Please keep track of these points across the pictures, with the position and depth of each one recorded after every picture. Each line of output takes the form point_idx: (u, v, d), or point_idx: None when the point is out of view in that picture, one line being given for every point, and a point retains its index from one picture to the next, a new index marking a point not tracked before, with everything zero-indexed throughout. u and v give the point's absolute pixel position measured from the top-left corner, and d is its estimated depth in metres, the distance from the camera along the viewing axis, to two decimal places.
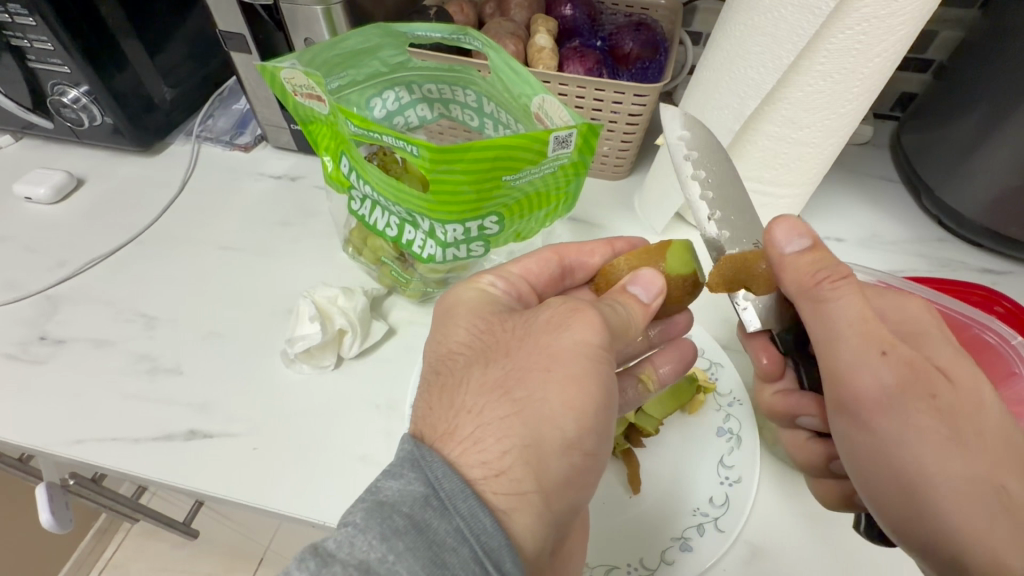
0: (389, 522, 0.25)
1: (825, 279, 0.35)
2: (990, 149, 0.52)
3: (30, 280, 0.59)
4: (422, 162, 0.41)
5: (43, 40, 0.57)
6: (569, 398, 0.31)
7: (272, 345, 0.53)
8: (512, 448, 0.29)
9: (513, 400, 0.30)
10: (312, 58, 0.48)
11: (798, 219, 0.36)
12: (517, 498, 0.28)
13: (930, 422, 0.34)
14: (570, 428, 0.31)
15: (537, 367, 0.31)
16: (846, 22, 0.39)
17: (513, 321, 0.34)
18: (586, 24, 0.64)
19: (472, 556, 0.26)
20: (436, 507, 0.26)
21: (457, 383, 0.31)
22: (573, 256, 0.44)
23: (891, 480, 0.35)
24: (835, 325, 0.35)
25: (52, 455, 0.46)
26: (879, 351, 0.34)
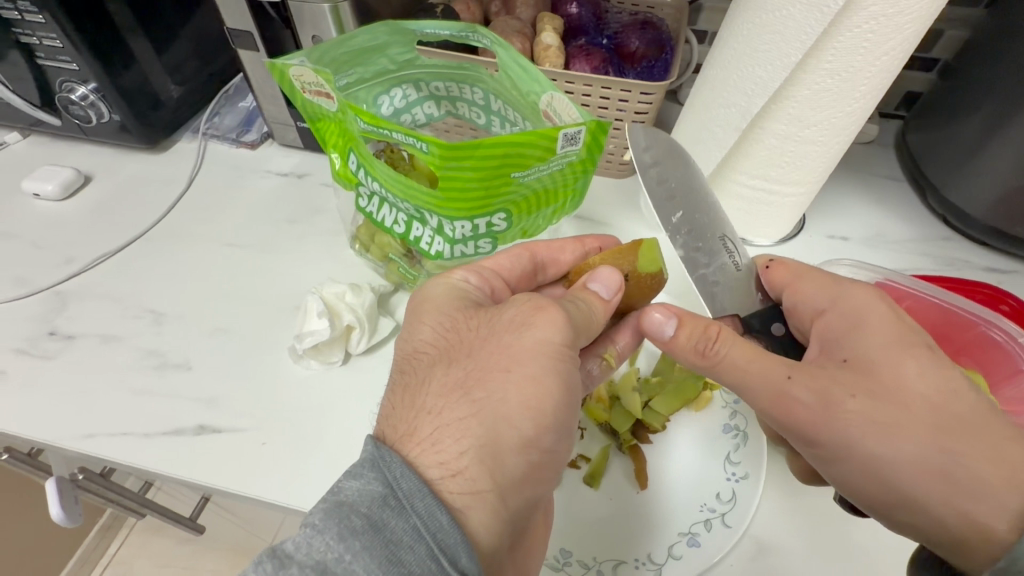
0: (347, 524, 0.25)
1: (705, 348, 0.37)
2: (995, 148, 0.52)
3: (38, 276, 0.59)
4: (431, 158, 0.42)
5: (52, 37, 0.57)
6: (525, 395, 0.31)
7: (279, 341, 0.53)
8: (469, 449, 0.29)
9: (473, 400, 0.30)
10: (321, 56, 0.48)
11: (653, 310, 0.40)
12: (471, 497, 0.29)
13: (878, 437, 0.33)
14: (530, 425, 0.31)
15: (498, 366, 0.31)
16: (854, 20, 0.39)
17: (478, 320, 0.34)
18: (592, 22, 0.65)
19: (427, 553, 0.26)
20: (394, 507, 0.26)
21: (421, 384, 0.32)
22: (543, 250, 0.44)
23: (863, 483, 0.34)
24: (735, 380, 0.37)
25: (62, 449, 0.46)
26: (785, 376, 0.35)
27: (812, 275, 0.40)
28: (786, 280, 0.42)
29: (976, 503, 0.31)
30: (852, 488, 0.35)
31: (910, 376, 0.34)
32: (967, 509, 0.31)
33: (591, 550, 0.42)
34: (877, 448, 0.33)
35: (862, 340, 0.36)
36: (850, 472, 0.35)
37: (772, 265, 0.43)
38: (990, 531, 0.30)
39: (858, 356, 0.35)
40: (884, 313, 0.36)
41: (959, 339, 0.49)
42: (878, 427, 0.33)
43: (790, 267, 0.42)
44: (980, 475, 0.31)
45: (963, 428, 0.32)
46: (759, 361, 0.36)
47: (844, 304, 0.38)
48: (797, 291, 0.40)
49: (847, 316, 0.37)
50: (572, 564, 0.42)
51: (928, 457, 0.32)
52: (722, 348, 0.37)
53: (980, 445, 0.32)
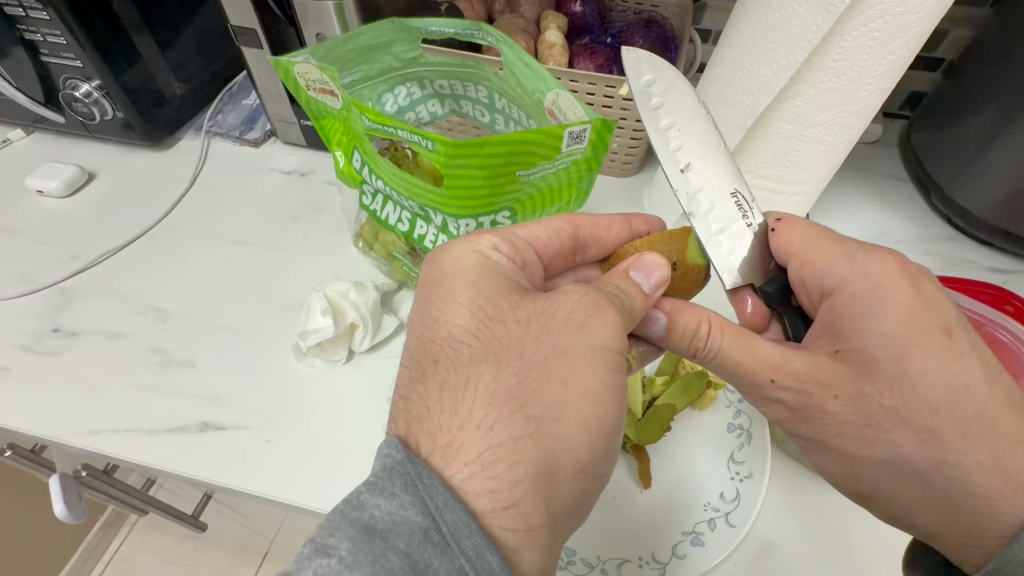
0: (381, 560, 0.24)
1: (696, 347, 0.38)
2: (1000, 149, 0.51)
3: (42, 273, 0.59)
4: (437, 156, 0.42)
5: (57, 34, 0.57)
6: (582, 417, 0.30)
7: (283, 339, 0.53)
8: (524, 477, 0.28)
9: (528, 418, 0.29)
10: (326, 54, 0.48)
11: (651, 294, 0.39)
12: (525, 534, 0.28)
13: (857, 440, 0.35)
14: (584, 448, 0.30)
15: (555, 377, 0.31)
16: (861, 18, 0.39)
17: (527, 311, 0.33)
18: (596, 21, 0.64)
19: None
20: (437, 543, 0.25)
21: (465, 385, 0.30)
22: (588, 230, 0.43)
23: (885, 481, 0.36)
24: (726, 372, 0.38)
25: (66, 446, 0.46)
26: (767, 379, 0.36)
27: (825, 244, 0.38)
28: (793, 249, 0.39)
29: (963, 501, 0.33)
30: (838, 478, 0.38)
31: (913, 377, 0.34)
32: (954, 507, 0.34)
33: (595, 548, 0.42)
34: (852, 449, 0.36)
35: (867, 332, 0.35)
36: (828, 461, 0.38)
37: (778, 223, 0.40)
38: (978, 529, 0.33)
39: (856, 351, 0.35)
40: (899, 294, 0.35)
41: None
42: (860, 431, 0.35)
43: (801, 231, 0.39)
44: (973, 480, 0.33)
45: (978, 433, 0.33)
46: (750, 357, 0.36)
47: (855, 283, 0.36)
48: (806, 263, 0.38)
49: (857, 297, 0.36)
50: (576, 562, 0.42)
51: (912, 459, 0.34)
52: (712, 342, 0.37)
53: (975, 450, 0.33)
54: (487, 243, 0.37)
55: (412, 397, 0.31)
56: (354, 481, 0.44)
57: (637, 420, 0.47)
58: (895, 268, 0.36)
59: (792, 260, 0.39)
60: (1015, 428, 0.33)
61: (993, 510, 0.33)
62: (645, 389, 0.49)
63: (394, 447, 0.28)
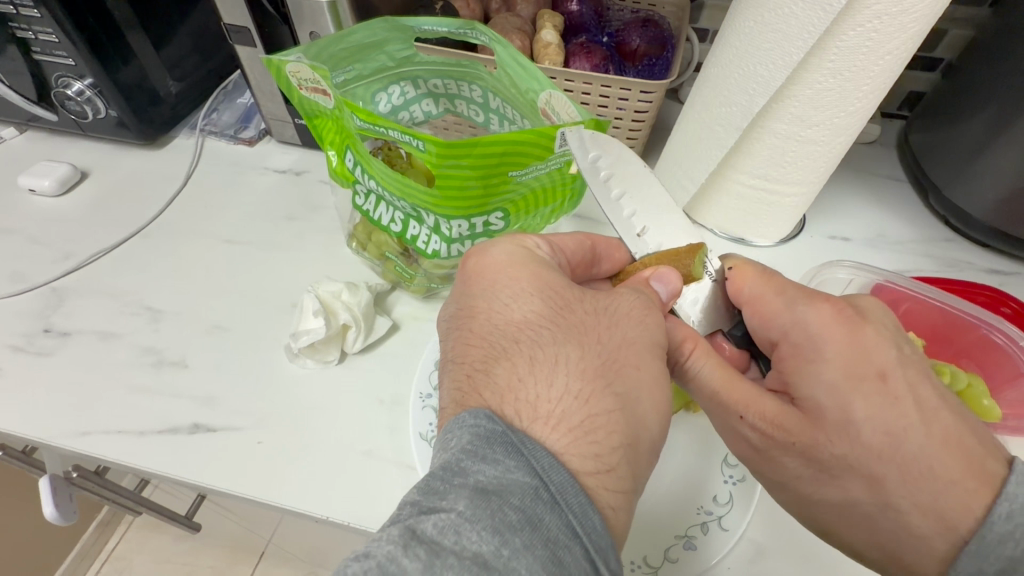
0: (500, 515, 0.23)
1: (677, 361, 0.38)
2: (999, 149, 0.51)
3: (35, 273, 0.59)
4: (429, 157, 0.41)
5: (48, 32, 0.57)
6: (654, 398, 0.31)
7: (276, 339, 0.53)
8: (620, 446, 0.28)
9: (616, 394, 0.29)
10: (318, 52, 0.47)
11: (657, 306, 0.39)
12: (620, 497, 0.27)
13: (812, 483, 0.36)
14: (652, 427, 0.30)
15: (630, 363, 0.31)
16: (857, 18, 0.39)
17: (591, 304, 0.33)
18: (593, 20, 0.64)
19: (583, 555, 0.24)
20: (548, 501, 0.24)
21: (554, 363, 0.29)
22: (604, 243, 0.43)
23: (836, 521, 0.37)
24: (706, 397, 0.38)
25: (57, 447, 0.46)
26: (737, 416, 0.37)
27: (768, 297, 0.39)
28: (744, 299, 0.41)
29: (906, 541, 0.34)
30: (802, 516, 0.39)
31: (854, 425, 0.34)
32: (899, 546, 0.34)
33: None
34: (808, 491, 0.37)
35: (809, 380, 0.36)
36: (789, 503, 0.39)
37: (732, 270, 0.42)
38: (916, 567, 0.34)
39: (806, 399, 0.36)
40: (835, 342, 0.35)
41: (962, 342, 0.50)
42: (815, 474, 0.36)
43: (752, 279, 0.40)
44: (913, 521, 0.33)
45: (912, 480, 0.33)
46: (728, 389, 0.37)
47: (794, 334, 0.37)
48: (758, 312, 0.39)
49: (797, 347, 0.37)
50: None
51: (857, 503, 0.35)
52: (693, 365, 0.38)
53: (915, 492, 0.33)
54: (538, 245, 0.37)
55: (494, 372, 0.29)
56: (347, 483, 0.44)
57: None
58: (831, 317, 0.36)
59: (746, 305, 0.41)
60: (952, 472, 0.32)
61: (928, 550, 0.33)
62: None
63: (485, 416, 0.27)
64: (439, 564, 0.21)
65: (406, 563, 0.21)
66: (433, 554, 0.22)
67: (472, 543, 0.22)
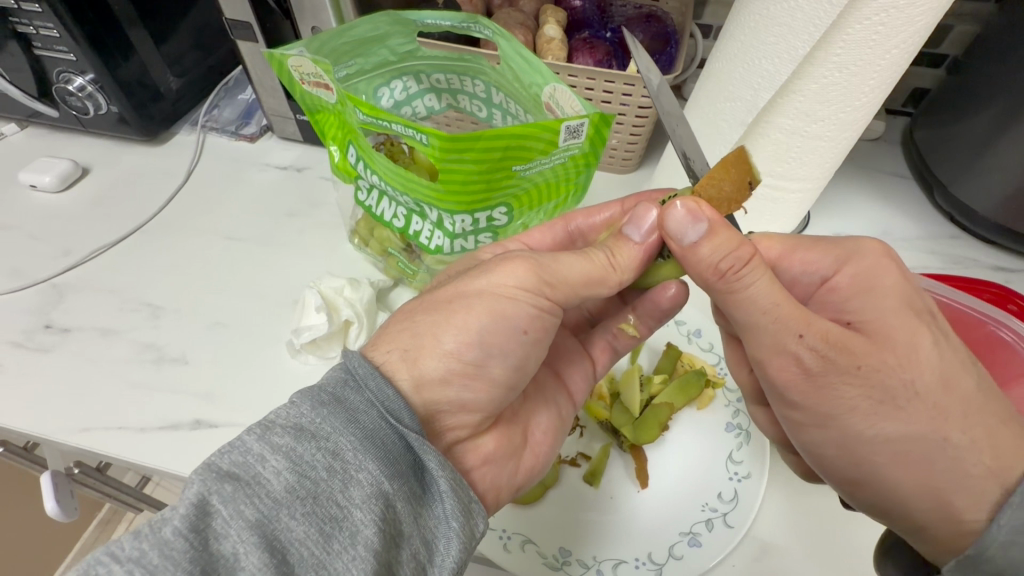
0: (355, 412, 0.29)
1: (729, 270, 0.33)
2: (1006, 145, 0.51)
3: (35, 269, 0.58)
4: (432, 151, 0.41)
5: (49, 27, 0.57)
6: (487, 331, 0.34)
7: (278, 335, 0.52)
8: (412, 346, 0.33)
9: (428, 315, 0.34)
10: (320, 46, 0.47)
11: (694, 203, 0.33)
12: (399, 360, 0.33)
13: (866, 418, 0.34)
14: (477, 355, 0.34)
15: (450, 302, 0.35)
16: (864, 11, 0.39)
17: (439, 286, 0.37)
18: (595, 15, 0.63)
19: (378, 414, 0.29)
20: (329, 401, 0.29)
21: (399, 323, 0.35)
22: (580, 221, 0.46)
23: (875, 460, 0.35)
24: (750, 316, 0.34)
25: (57, 443, 0.45)
26: (797, 334, 0.33)
27: (809, 243, 0.39)
28: (775, 253, 0.40)
29: (957, 482, 0.33)
30: (827, 460, 0.37)
31: (923, 349, 0.33)
32: (951, 492, 0.33)
33: (591, 549, 0.42)
34: (860, 429, 0.34)
35: (874, 304, 0.35)
36: (825, 444, 0.36)
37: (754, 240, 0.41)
38: (962, 511, 0.32)
39: (870, 323, 0.35)
40: (892, 275, 0.36)
41: (968, 337, 0.50)
42: (873, 407, 0.33)
43: (777, 242, 0.40)
44: (967, 459, 0.33)
45: (972, 417, 0.33)
46: (787, 306, 0.33)
47: (852, 265, 0.37)
48: (795, 262, 0.39)
49: (855, 279, 0.37)
50: (572, 563, 0.41)
51: (916, 440, 0.33)
52: (748, 276, 0.33)
53: (972, 428, 0.33)
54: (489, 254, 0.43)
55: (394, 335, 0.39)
56: None
57: (635, 420, 0.47)
58: (881, 254, 0.37)
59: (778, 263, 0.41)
60: (997, 409, 0.34)
61: (978, 492, 0.32)
62: (643, 388, 0.49)
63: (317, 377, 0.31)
64: (300, 446, 0.27)
65: (274, 442, 0.27)
66: (299, 434, 0.28)
67: (326, 431, 0.28)
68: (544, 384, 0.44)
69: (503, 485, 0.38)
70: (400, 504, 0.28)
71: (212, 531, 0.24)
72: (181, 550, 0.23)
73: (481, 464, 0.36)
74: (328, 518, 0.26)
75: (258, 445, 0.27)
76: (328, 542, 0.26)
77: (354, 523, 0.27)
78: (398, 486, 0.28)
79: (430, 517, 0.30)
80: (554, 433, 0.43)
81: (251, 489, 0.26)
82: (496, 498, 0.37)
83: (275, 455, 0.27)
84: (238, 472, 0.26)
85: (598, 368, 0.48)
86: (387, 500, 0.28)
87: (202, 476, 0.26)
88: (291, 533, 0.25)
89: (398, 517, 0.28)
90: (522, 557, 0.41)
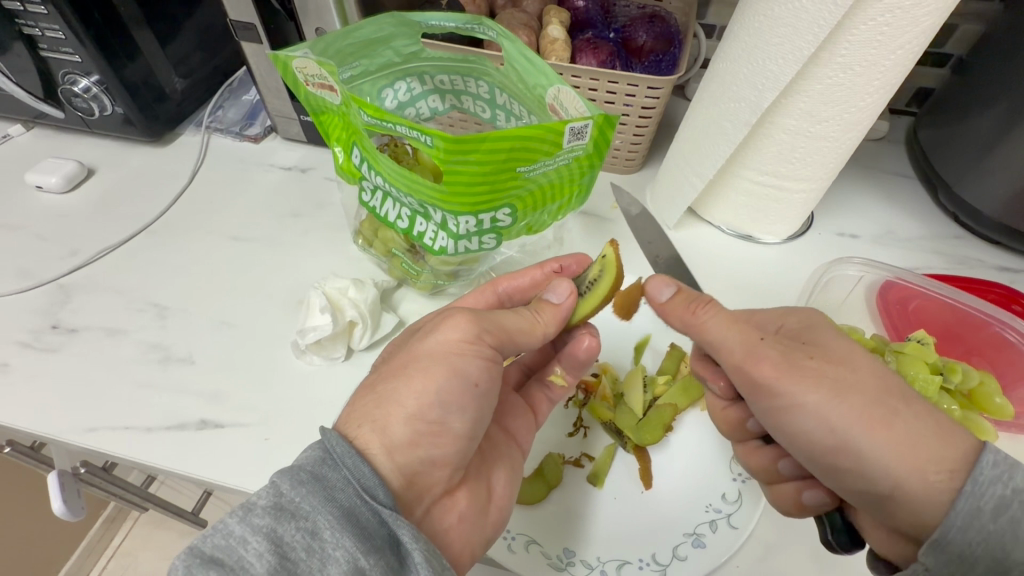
0: (332, 490, 0.29)
1: (697, 306, 0.40)
2: (1011, 145, 0.51)
3: (42, 269, 0.59)
4: (436, 152, 0.41)
5: (55, 29, 0.57)
6: (444, 390, 0.35)
7: (283, 336, 0.53)
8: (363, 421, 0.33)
9: (374, 388, 0.35)
10: (324, 48, 0.47)
11: (661, 276, 0.43)
12: (369, 427, 0.33)
13: (829, 391, 0.36)
14: (438, 413, 0.35)
15: (399, 367, 0.36)
16: (869, 12, 0.38)
17: (385, 360, 0.38)
18: (599, 15, 0.63)
19: (354, 493, 0.29)
20: (307, 479, 0.29)
21: (354, 404, 0.35)
22: (508, 284, 0.46)
23: (829, 432, 0.36)
24: (716, 334, 0.39)
25: (65, 443, 0.46)
26: (758, 337, 0.38)
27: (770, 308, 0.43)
28: None
29: (918, 447, 0.33)
30: (812, 439, 0.37)
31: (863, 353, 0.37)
32: (913, 454, 0.33)
33: (596, 550, 0.42)
34: (825, 402, 0.36)
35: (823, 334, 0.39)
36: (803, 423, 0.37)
37: None
38: (927, 471, 0.32)
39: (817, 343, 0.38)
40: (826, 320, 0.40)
41: (972, 340, 0.51)
42: (833, 383, 0.36)
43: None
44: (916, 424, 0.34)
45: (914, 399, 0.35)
46: (741, 324, 0.39)
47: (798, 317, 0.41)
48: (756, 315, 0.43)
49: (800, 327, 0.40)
50: (576, 563, 0.41)
51: (871, 408, 0.35)
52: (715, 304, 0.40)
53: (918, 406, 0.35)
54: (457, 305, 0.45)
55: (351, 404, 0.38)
56: None
57: (638, 422, 0.47)
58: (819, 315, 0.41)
59: None
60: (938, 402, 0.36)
61: (934, 454, 0.33)
62: (647, 389, 0.49)
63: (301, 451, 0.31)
64: (280, 526, 0.27)
65: (255, 524, 0.27)
66: (279, 514, 0.28)
67: (305, 510, 0.28)
68: (497, 442, 0.44)
69: (477, 541, 0.37)
70: None
71: None
72: None
73: (457, 520, 0.36)
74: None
75: (240, 527, 0.27)
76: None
77: None
78: (376, 560, 0.28)
79: None
80: (514, 489, 0.42)
81: (236, 574, 0.25)
82: (469, 554, 0.37)
83: (256, 537, 0.27)
84: (221, 556, 0.26)
85: (541, 417, 0.48)
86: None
87: (186, 562, 0.25)
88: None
89: None
90: (526, 558, 0.41)
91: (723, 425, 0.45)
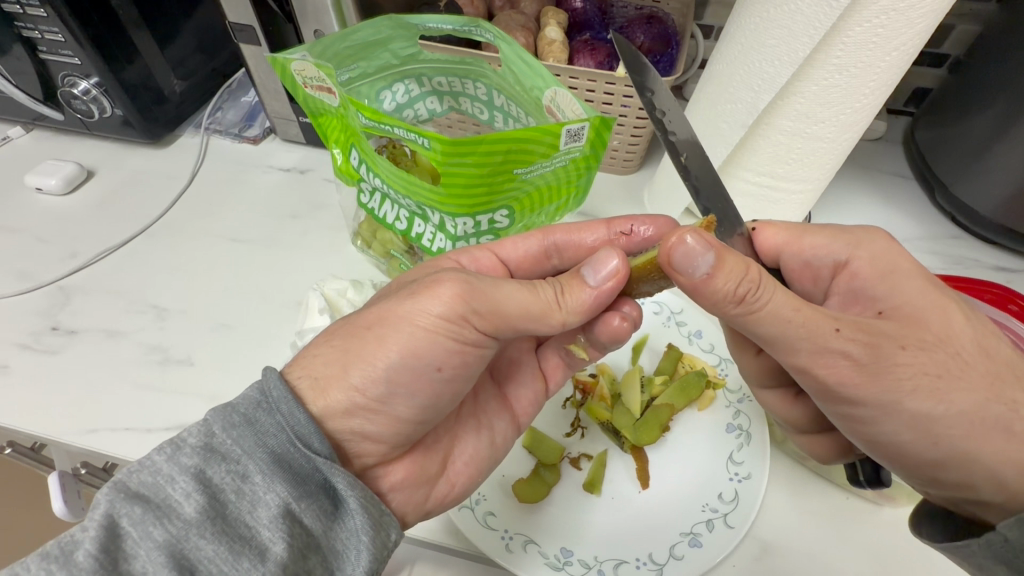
0: (263, 435, 0.31)
1: (747, 294, 0.33)
2: (1007, 146, 0.51)
3: (42, 271, 0.59)
4: (433, 154, 0.41)
5: (54, 31, 0.57)
6: (394, 369, 0.35)
7: (283, 336, 0.53)
8: (334, 374, 0.34)
9: (331, 344, 0.36)
10: (323, 50, 0.48)
11: (698, 238, 0.32)
12: (310, 382, 0.34)
13: (930, 396, 0.33)
14: (381, 392, 0.35)
15: (371, 341, 0.35)
16: (864, 14, 0.39)
17: (370, 314, 0.36)
18: (597, 16, 0.63)
19: (286, 438, 0.31)
20: (238, 421, 0.31)
21: (307, 355, 0.36)
22: (560, 236, 0.45)
23: (926, 444, 0.34)
24: (772, 328, 0.34)
25: (65, 444, 0.46)
26: (833, 329, 0.33)
27: (815, 227, 0.40)
28: (781, 240, 0.41)
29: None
30: (905, 450, 0.35)
31: (957, 326, 0.35)
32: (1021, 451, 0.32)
33: (592, 549, 0.42)
34: (927, 409, 0.33)
35: (899, 288, 0.36)
36: (898, 433, 0.34)
37: (756, 228, 0.42)
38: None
39: (900, 307, 0.35)
40: (903, 256, 0.38)
41: None
42: (933, 382, 0.33)
43: (781, 230, 0.41)
44: None
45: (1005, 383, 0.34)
46: (807, 313, 0.33)
47: (866, 249, 0.38)
48: (804, 248, 0.40)
49: (874, 262, 0.38)
50: (573, 562, 0.41)
51: (989, 409, 0.33)
52: (765, 294, 0.33)
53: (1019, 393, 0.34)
54: (456, 261, 0.43)
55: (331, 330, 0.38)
56: None
57: (635, 422, 0.47)
58: (887, 239, 0.38)
59: (787, 252, 0.41)
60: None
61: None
62: (644, 389, 0.50)
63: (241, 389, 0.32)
64: (209, 468, 0.29)
65: (183, 463, 0.29)
66: (209, 456, 0.30)
67: (236, 454, 0.30)
68: (484, 404, 0.45)
69: (411, 509, 0.39)
70: (309, 520, 0.30)
71: (123, 551, 0.26)
72: (86, 564, 0.25)
73: (390, 489, 0.38)
74: (237, 537, 0.28)
75: (168, 465, 0.29)
76: (237, 559, 0.28)
77: (263, 541, 0.29)
78: (308, 504, 0.30)
79: (342, 530, 0.31)
80: (480, 460, 0.43)
81: (161, 511, 0.27)
82: (415, 513, 0.39)
83: (183, 477, 0.29)
84: (148, 493, 0.28)
85: (551, 386, 0.48)
86: (295, 518, 0.30)
87: (110, 496, 0.27)
88: (201, 552, 0.27)
89: (308, 531, 0.30)
90: (523, 556, 0.41)
91: (758, 371, 0.46)
